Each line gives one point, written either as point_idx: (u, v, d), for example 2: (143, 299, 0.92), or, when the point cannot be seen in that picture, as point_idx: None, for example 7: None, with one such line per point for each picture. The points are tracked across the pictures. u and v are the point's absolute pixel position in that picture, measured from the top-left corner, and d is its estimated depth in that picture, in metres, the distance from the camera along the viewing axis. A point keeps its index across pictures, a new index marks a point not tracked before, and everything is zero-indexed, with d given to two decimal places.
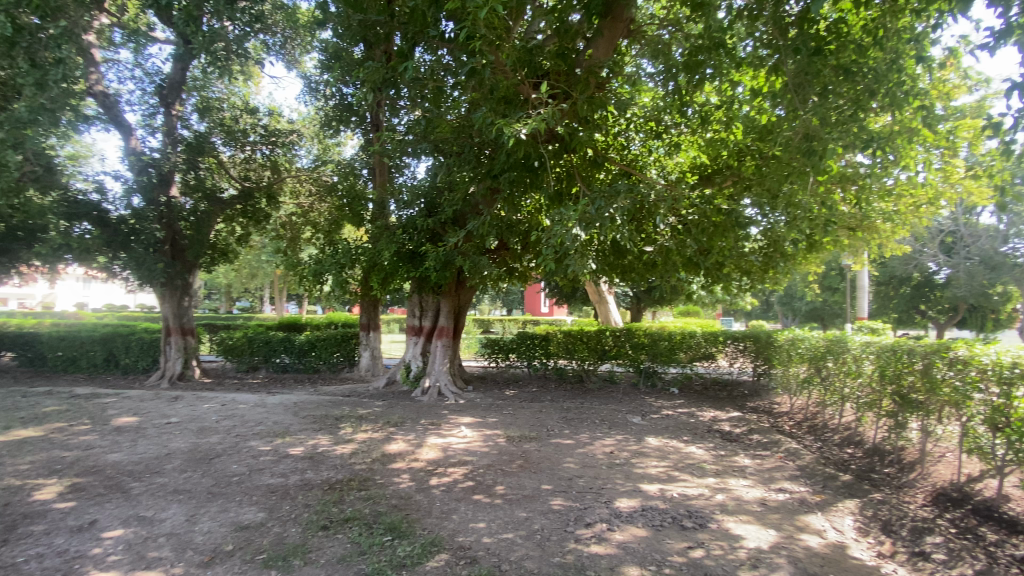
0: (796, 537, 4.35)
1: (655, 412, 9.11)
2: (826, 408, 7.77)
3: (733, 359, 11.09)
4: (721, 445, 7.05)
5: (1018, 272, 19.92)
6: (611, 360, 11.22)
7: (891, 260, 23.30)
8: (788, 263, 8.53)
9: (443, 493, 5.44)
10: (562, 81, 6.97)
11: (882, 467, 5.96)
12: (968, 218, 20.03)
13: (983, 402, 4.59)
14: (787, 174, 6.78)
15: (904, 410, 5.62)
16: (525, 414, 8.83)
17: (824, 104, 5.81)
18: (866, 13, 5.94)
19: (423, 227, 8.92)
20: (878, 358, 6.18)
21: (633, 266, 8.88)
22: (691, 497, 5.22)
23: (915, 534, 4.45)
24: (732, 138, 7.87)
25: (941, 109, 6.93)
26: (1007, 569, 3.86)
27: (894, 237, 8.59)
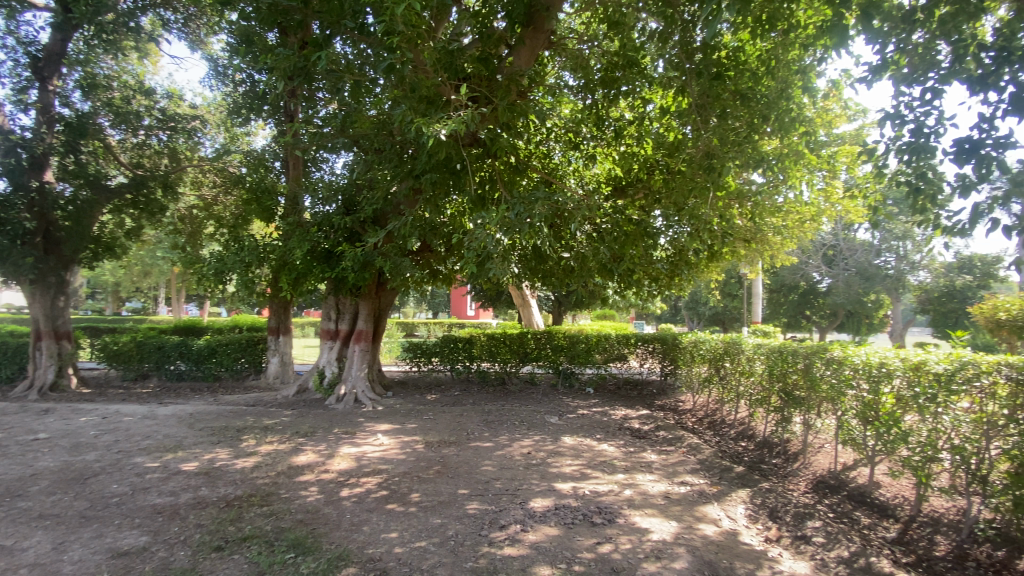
0: (695, 526, 4.65)
1: (572, 412, 9.37)
2: (723, 405, 8.41)
3: (643, 359, 11.71)
4: (630, 442, 7.41)
5: (888, 281, 23.03)
6: (532, 362, 11.45)
7: (782, 269, 25.92)
8: (692, 271, 9.17)
9: (354, 504, 5.21)
10: (484, 85, 6.99)
11: (770, 458, 6.55)
12: (846, 234, 22.99)
13: (855, 398, 5.12)
14: (691, 189, 7.26)
15: (789, 406, 6.25)
16: (445, 419, 8.72)
17: (723, 126, 6.31)
18: (761, 44, 6.58)
19: (340, 226, 8.55)
20: (767, 358, 6.85)
21: (552, 271, 9.09)
22: (602, 493, 5.42)
23: (798, 519, 4.89)
24: (644, 152, 8.34)
25: (825, 136, 7.74)
26: (879, 551, 4.27)
27: (783, 249, 9.48)
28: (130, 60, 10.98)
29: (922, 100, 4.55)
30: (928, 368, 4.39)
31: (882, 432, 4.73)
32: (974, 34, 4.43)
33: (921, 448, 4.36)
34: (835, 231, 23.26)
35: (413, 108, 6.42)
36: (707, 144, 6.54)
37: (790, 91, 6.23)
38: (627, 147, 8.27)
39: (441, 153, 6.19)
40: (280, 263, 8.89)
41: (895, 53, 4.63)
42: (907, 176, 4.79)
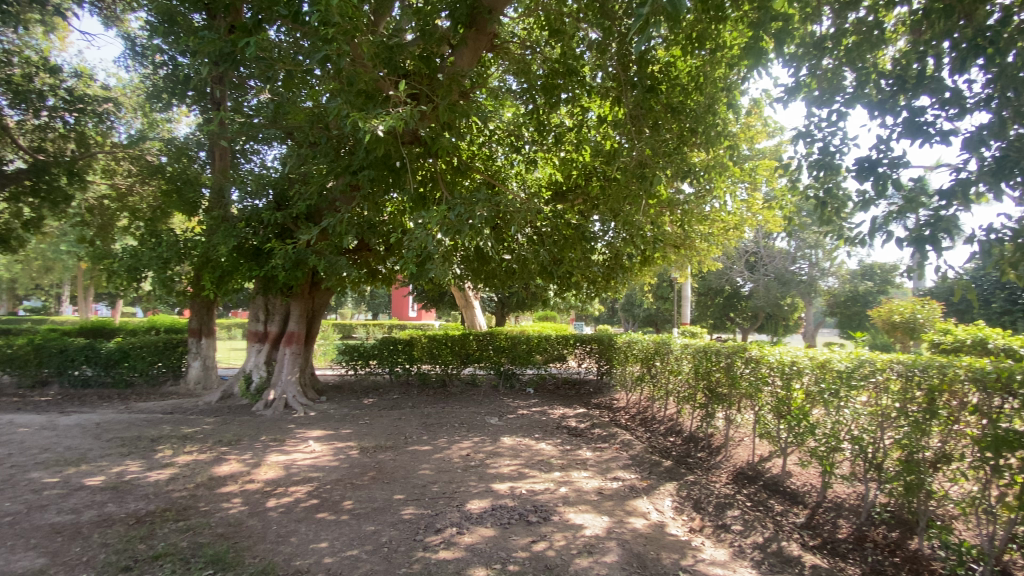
0: (625, 520, 4.83)
1: (512, 412, 9.44)
2: (654, 402, 8.80)
3: (581, 359, 12.04)
4: (567, 440, 7.58)
5: (801, 286, 25.04)
6: (473, 363, 11.43)
7: (710, 274, 27.50)
8: (627, 274, 9.53)
9: (282, 515, 4.97)
10: (425, 84, 6.89)
11: (696, 452, 6.92)
12: (766, 242, 24.80)
13: (771, 393, 5.53)
14: (626, 197, 7.52)
15: (713, 402, 6.66)
16: (381, 423, 8.51)
17: (655, 136, 6.63)
18: (690, 61, 6.95)
19: (270, 222, 8.14)
20: (694, 357, 7.24)
21: (494, 273, 9.12)
22: (538, 492, 5.51)
23: (719, 509, 5.17)
24: (582, 159, 8.55)
25: (748, 150, 8.30)
26: (789, 536, 4.58)
27: (710, 255, 10.06)
28: (32, 33, 9.92)
29: (829, 120, 4.93)
30: (832, 365, 4.79)
31: (793, 425, 5.13)
32: (877, 62, 4.80)
33: (826, 439, 4.73)
34: (757, 239, 25.01)
35: (349, 102, 6.22)
36: (640, 154, 6.80)
37: (716, 106, 6.56)
38: (566, 153, 8.45)
39: (379, 149, 6.04)
40: (203, 260, 8.33)
41: (806, 78, 4.99)
42: (815, 190, 5.21)
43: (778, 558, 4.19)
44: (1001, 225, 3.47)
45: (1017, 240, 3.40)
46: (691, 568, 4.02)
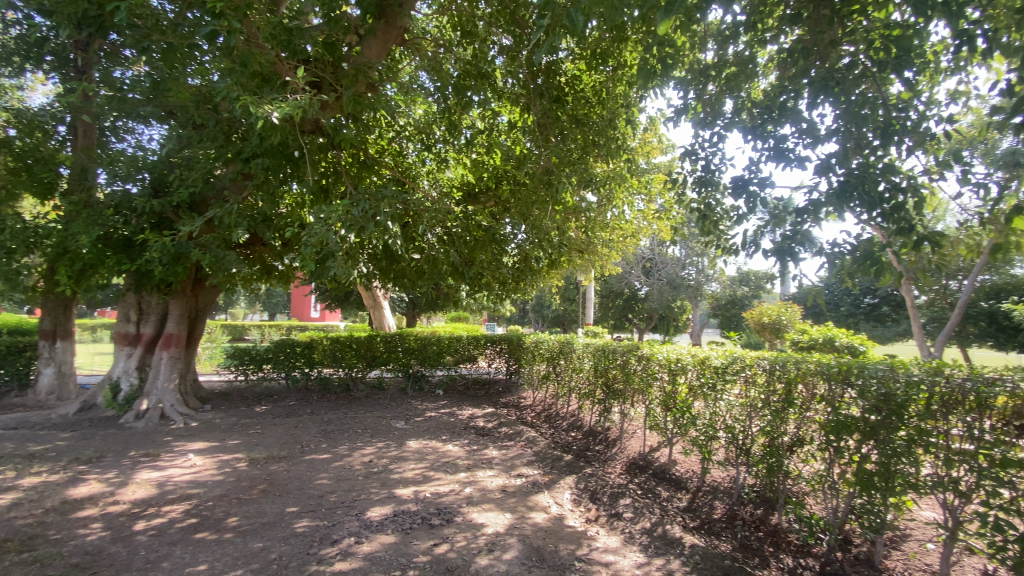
0: (526, 516, 4.96)
1: (419, 415, 9.28)
2: (558, 399, 9.12)
3: (491, 360, 12.14)
4: (474, 441, 7.62)
5: (690, 290, 27.42)
6: (380, 366, 11.03)
7: (612, 277, 29.21)
8: (535, 276, 9.81)
9: (153, 538, 4.44)
10: (329, 72, 6.57)
11: (594, 445, 7.28)
12: (660, 249, 26.89)
13: (660, 388, 6.00)
14: (534, 202, 7.73)
15: (610, 398, 7.08)
16: (275, 432, 7.94)
17: (558, 145, 6.86)
18: (594, 76, 7.31)
19: (145, 210, 7.26)
20: (593, 356, 7.66)
21: (404, 272, 8.90)
22: (443, 494, 5.47)
23: (613, 498, 5.48)
24: (493, 161, 8.63)
25: (646, 163, 9.00)
26: (673, 519, 4.96)
27: (611, 260, 10.67)
28: None
29: (711, 141, 5.40)
30: (710, 361, 5.30)
31: (678, 416, 5.61)
32: (752, 92, 5.34)
33: (705, 429, 5.22)
34: (653, 246, 27.02)
35: (240, 84, 5.75)
36: (547, 161, 7.01)
37: (617, 121, 7.02)
38: (478, 155, 8.48)
39: (274, 137, 5.63)
40: (59, 250, 7.24)
41: (694, 101, 5.44)
42: (700, 203, 5.75)
43: (663, 541, 4.53)
44: (843, 241, 3.98)
45: (855, 254, 3.94)
46: (587, 557, 4.21)
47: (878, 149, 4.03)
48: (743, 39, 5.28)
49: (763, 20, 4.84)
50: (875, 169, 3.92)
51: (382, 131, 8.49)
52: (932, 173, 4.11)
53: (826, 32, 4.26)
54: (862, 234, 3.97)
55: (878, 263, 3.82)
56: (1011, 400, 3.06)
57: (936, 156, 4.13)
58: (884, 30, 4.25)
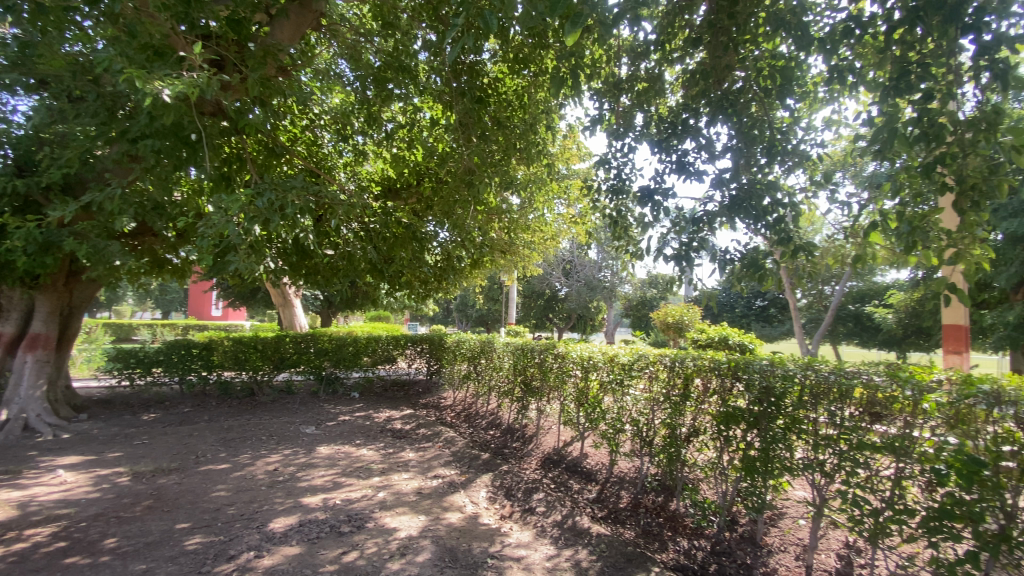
0: (440, 517, 4.92)
1: (332, 419, 8.88)
2: (478, 398, 9.14)
3: (411, 360, 11.86)
4: (389, 443, 7.43)
5: (605, 291, 28.73)
6: (289, 368, 10.39)
7: (533, 278, 29.90)
8: (457, 276, 9.76)
9: (9, 567, 3.87)
10: (233, 52, 6.09)
11: (511, 442, 7.39)
12: (579, 252, 27.94)
13: (574, 384, 6.23)
14: (456, 201, 7.68)
15: (528, 395, 7.23)
16: (165, 442, 7.22)
17: (480, 146, 6.82)
18: (516, 80, 7.40)
19: (5, 191, 6.29)
20: (513, 355, 7.79)
21: (317, 268, 8.45)
22: (354, 500, 5.27)
23: (527, 494, 5.59)
24: (413, 157, 8.45)
25: (565, 169, 9.34)
26: (582, 510, 5.16)
27: (532, 261, 10.89)
28: None
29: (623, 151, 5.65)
30: (618, 358, 5.60)
31: (590, 411, 5.85)
32: (661, 107, 5.67)
33: (613, 422, 5.49)
34: (573, 249, 28.04)
35: (127, 57, 5.16)
36: (468, 162, 6.98)
37: (537, 127, 7.16)
38: (398, 150, 8.25)
39: (167, 117, 5.12)
40: None
41: (608, 112, 5.69)
42: (613, 210, 6.03)
43: (572, 532, 4.69)
44: (734, 249, 4.38)
45: (743, 261, 4.35)
46: (499, 554, 4.26)
47: (764, 167, 4.45)
48: (653, 57, 5.60)
49: (671, 39, 5.17)
50: (762, 185, 4.33)
51: (295, 118, 8.00)
52: (808, 191, 4.61)
53: (723, 56, 4.61)
54: (751, 243, 4.37)
55: (761, 270, 4.26)
56: (866, 390, 3.41)
57: (813, 175, 4.62)
58: (770, 60, 4.69)
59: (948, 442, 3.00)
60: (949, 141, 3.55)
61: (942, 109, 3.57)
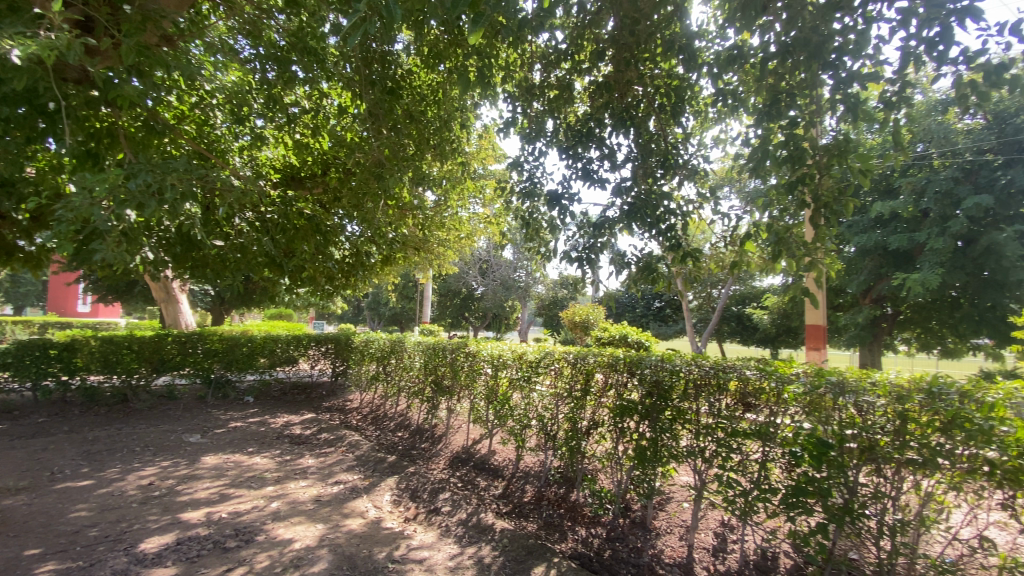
0: (340, 524, 4.71)
1: (221, 426, 8.14)
2: (386, 399, 8.87)
3: (314, 361, 11.17)
4: (287, 450, 6.98)
5: (520, 291, 29.25)
6: (171, 371, 9.37)
7: (449, 277, 29.78)
8: (366, 272, 9.39)
9: None
10: (105, 14, 5.39)
11: (420, 443, 7.26)
12: (495, 251, 28.22)
13: (484, 382, 6.27)
14: (364, 194, 7.36)
15: (438, 394, 7.16)
16: (10, 457, 6.19)
17: (391, 139, 6.62)
18: (431, 75, 7.27)
19: None
20: (424, 354, 7.66)
21: (205, 261, 7.69)
22: (243, 512, 4.88)
23: (432, 494, 5.52)
24: (319, 146, 7.98)
25: (481, 169, 9.36)
26: (487, 507, 5.20)
27: (447, 259, 10.78)
28: None
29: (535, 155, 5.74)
30: (526, 356, 5.74)
31: (499, 408, 5.92)
32: (571, 115, 5.80)
33: (520, 418, 5.60)
34: (489, 249, 28.29)
35: None
36: (378, 154, 6.72)
37: (452, 124, 7.08)
38: (302, 136, 7.74)
39: (14, 79, 4.39)
40: None
41: (521, 116, 5.72)
42: (524, 213, 6.12)
43: (476, 530, 4.72)
44: (631, 254, 4.65)
45: (639, 266, 4.65)
46: (402, 557, 4.17)
47: (661, 178, 4.77)
48: (564, 65, 5.76)
49: (582, 51, 5.37)
50: (656, 195, 4.64)
51: (182, 94, 7.22)
52: (699, 203, 5.00)
53: (624, 71, 4.94)
54: (646, 247, 4.67)
55: (654, 273, 4.57)
56: (739, 383, 3.77)
57: (703, 188, 5.02)
58: (666, 80, 5.04)
59: (804, 427, 3.37)
60: (810, 163, 4.00)
61: (805, 135, 4.06)
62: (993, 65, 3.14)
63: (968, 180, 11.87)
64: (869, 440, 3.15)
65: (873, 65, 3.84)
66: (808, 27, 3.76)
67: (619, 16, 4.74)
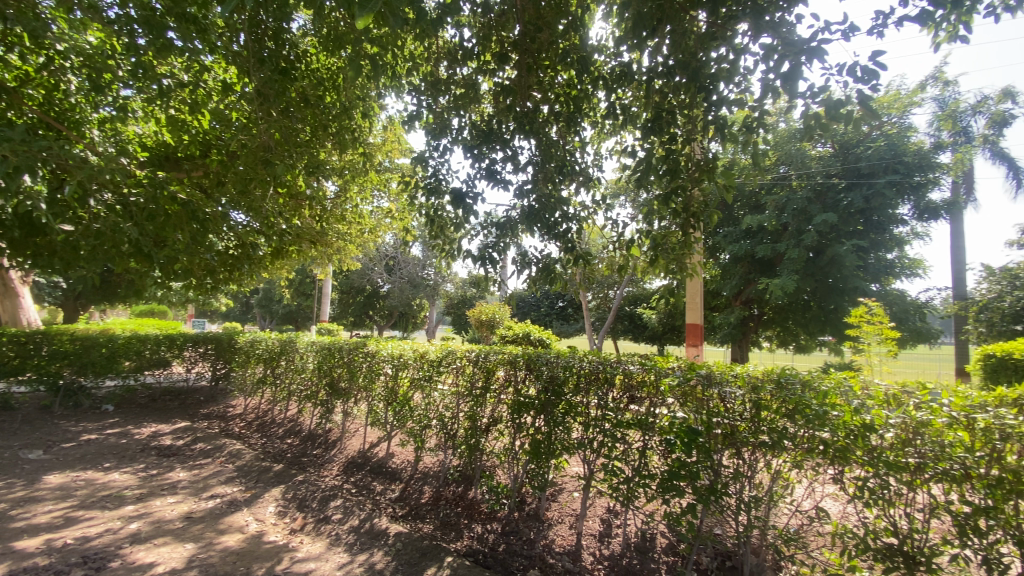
0: (214, 541, 4.29)
1: (71, 439, 7.04)
2: (275, 405, 8.25)
3: (191, 364, 10.06)
4: (153, 464, 6.23)
5: (428, 289, 28.69)
6: (5, 377, 8.07)
7: (352, 273, 28.50)
8: (253, 265, 8.64)
9: None
10: None
11: (311, 449, 6.85)
12: (402, 248, 27.43)
13: (383, 382, 6.08)
14: (251, 180, 6.72)
15: (332, 397, 6.80)
16: None
17: (282, 122, 6.11)
18: (330, 59, 6.87)
19: None
20: (318, 355, 7.24)
21: (50, 248, 6.60)
22: (94, 536, 4.25)
23: (322, 503, 5.23)
24: (198, 125, 7.19)
25: (387, 162, 9.03)
26: (382, 511, 5.03)
27: (349, 255, 10.28)
28: None
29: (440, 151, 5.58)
30: (427, 355, 5.65)
31: (398, 410, 5.75)
32: (478, 115, 5.76)
33: (420, 419, 5.50)
34: (396, 245, 27.43)
35: None
36: (265, 138, 6.16)
37: (352, 112, 6.75)
38: (177, 112, 6.91)
39: None
40: None
41: (427, 111, 5.57)
42: (428, 209, 5.99)
43: (368, 536, 4.55)
44: (531, 255, 4.75)
45: (539, 268, 4.76)
46: (285, 571, 3.89)
47: (560, 183, 4.94)
48: (471, 64, 5.73)
49: (488, 52, 5.37)
50: (555, 201, 4.80)
51: (22, 51, 6.13)
52: (595, 208, 5.23)
53: (526, 76, 4.93)
54: (545, 249, 4.79)
55: (552, 274, 4.71)
56: (625, 377, 4.03)
57: (598, 193, 5.28)
58: (566, 88, 5.23)
59: (678, 416, 3.68)
60: (687, 177, 4.38)
61: (683, 150, 4.44)
62: (833, 101, 3.64)
63: (820, 200, 13.78)
64: (730, 425, 3.52)
65: (742, 92, 4.27)
66: (689, 53, 4.09)
67: (524, 21, 4.82)
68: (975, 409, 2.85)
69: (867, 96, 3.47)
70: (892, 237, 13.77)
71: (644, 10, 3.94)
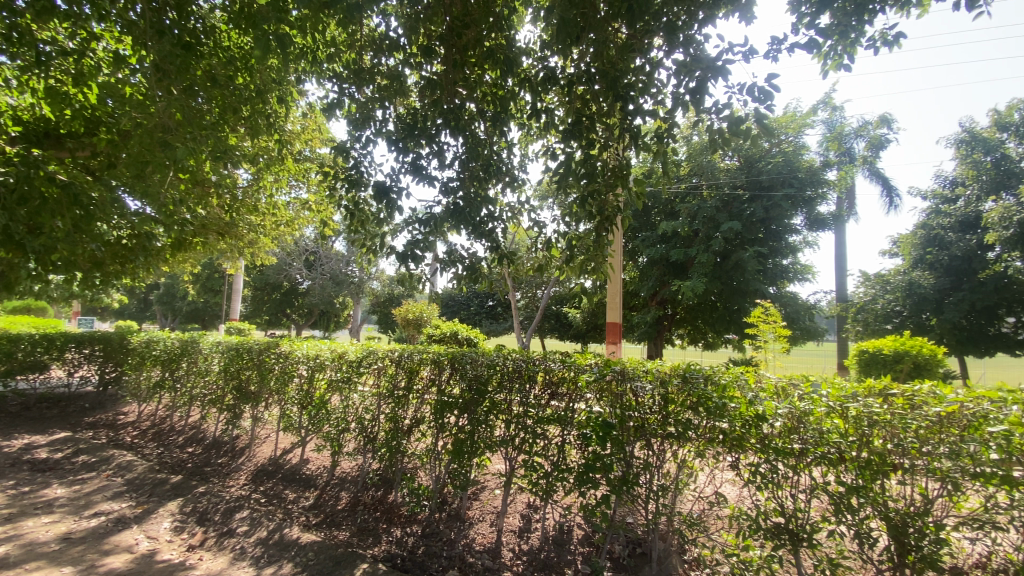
0: (97, 564, 3.84)
1: None
2: (173, 411, 7.56)
3: (73, 368, 8.93)
4: (23, 480, 5.48)
5: (352, 287, 27.60)
6: None
7: (268, 268, 26.78)
8: (150, 257, 7.85)
9: None
10: None
11: (215, 458, 6.35)
12: (324, 242, 26.21)
13: (298, 384, 5.77)
14: (148, 164, 6.08)
15: (241, 402, 6.33)
16: None
17: (185, 102, 5.58)
18: (242, 38, 6.38)
19: None
20: (224, 356, 6.72)
21: None
22: None
23: (226, 515, 4.87)
24: (85, 99, 6.41)
25: (307, 152, 8.58)
26: (293, 521, 4.76)
27: (264, 248, 9.67)
28: None
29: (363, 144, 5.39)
30: (346, 356, 5.44)
31: (314, 413, 5.48)
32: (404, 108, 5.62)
33: (337, 422, 5.28)
34: (316, 239, 26.14)
35: None
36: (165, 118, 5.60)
37: (265, 96, 6.31)
38: (59, 84, 6.13)
39: None
40: None
41: (349, 100, 5.36)
42: (349, 202, 5.77)
43: (277, 547, 4.29)
44: (457, 253, 4.71)
45: (466, 267, 4.71)
46: None
47: (486, 181, 4.95)
48: (398, 56, 5.59)
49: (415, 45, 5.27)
50: (481, 199, 4.79)
51: None
52: (521, 208, 5.29)
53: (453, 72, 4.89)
54: (471, 248, 4.77)
55: (477, 273, 4.69)
56: (546, 374, 4.12)
57: (523, 193, 5.34)
58: (493, 88, 5.25)
59: (594, 411, 3.82)
60: (607, 181, 4.54)
61: (604, 155, 4.60)
62: (736, 117, 3.92)
63: (728, 208, 14.91)
64: (641, 418, 3.71)
65: (657, 103, 4.50)
66: (610, 62, 4.25)
67: (452, 16, 4.78)
68: (849, 399, 3.20)
69: (763, 116, 3.78)
70: (788, 245, 15.19)
71: (568, 17, 4.04)
